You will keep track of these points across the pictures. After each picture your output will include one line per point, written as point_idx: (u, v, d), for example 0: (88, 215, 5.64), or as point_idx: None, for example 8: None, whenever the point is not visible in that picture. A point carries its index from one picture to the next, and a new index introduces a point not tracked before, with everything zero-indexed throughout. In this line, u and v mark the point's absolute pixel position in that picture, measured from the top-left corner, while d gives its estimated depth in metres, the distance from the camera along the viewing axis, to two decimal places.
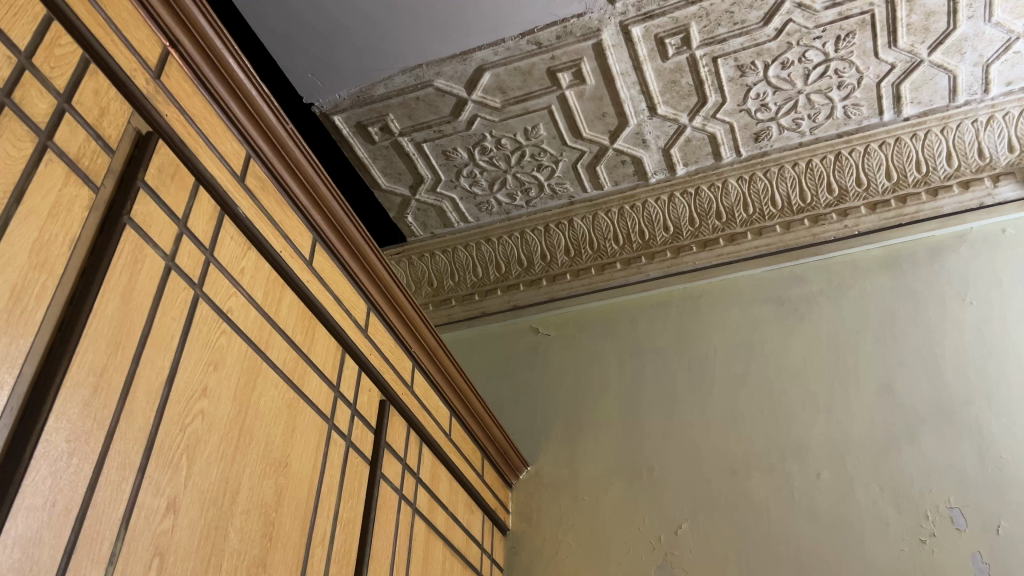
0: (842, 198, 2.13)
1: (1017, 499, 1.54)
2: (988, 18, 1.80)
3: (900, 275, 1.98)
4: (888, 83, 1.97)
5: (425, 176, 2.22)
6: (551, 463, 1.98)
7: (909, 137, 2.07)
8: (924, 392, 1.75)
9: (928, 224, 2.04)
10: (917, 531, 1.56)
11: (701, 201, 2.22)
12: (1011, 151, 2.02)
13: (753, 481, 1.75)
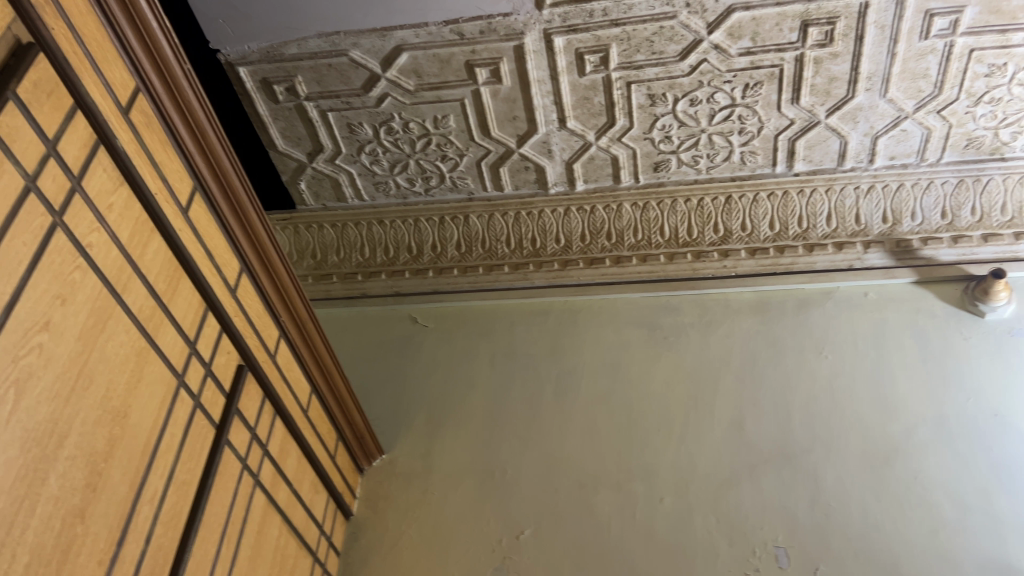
0: (726, 239, 2.19)
1: (837, 546, 1.63)
2: (884, 94, 1.91)
3: (767, 321, 2.07)
4: (785, 137, 2.06)
5: (325, 145, 2.17)
6: (406, 453, 1.96)
7: (796, 193, 2.15)
8: (770, 434, 1.83)
9: (799, 276, 2.12)
10: (743, 565, 1.63)
11: (594, 220, 2.26)
12: (884, 221, 2.12)
13: (599, 496, 1.79)
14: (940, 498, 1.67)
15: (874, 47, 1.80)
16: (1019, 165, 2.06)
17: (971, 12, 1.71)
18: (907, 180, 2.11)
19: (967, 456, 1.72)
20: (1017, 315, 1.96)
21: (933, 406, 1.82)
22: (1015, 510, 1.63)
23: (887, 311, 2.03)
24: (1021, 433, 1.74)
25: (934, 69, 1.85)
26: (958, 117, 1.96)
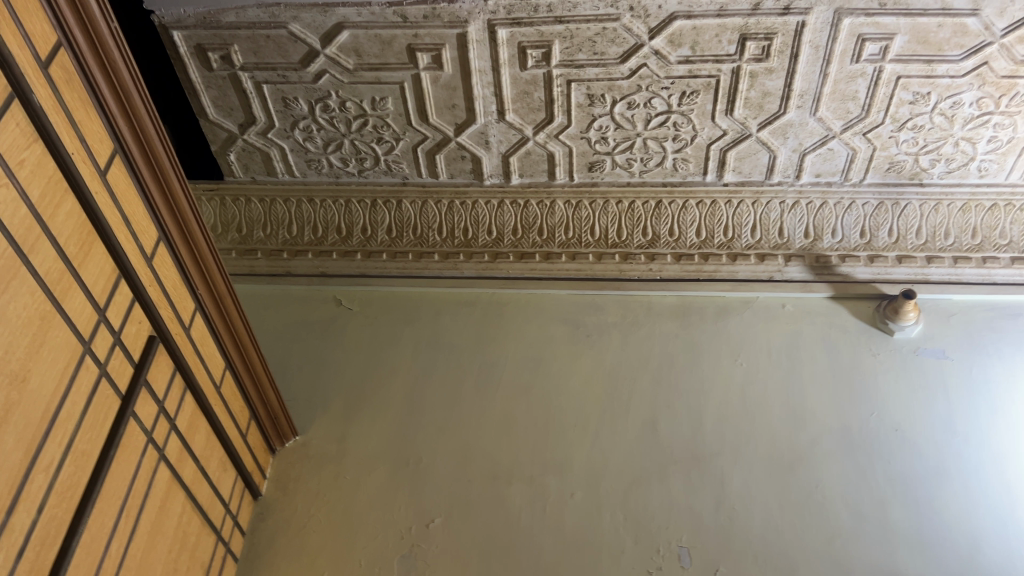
0: (653, 242, 2.22)
1: (737, 548, 1.67)
2: (814, 112, 1.97)
3: (687, 326, 2.11)
4: (717, 148, 2.10)
5: (258, 118, 2.12)
6: (321, 436, 1.94)
7: (723, 203, 2.20)
8: (682, 437, 1.87)
9: (721, 284, 2.17)
10: (647, 562, 1.66)
11: (526, 214, 2.26)
12: (806, 236, 2.18)
13: (511, 489, 1.80)
14: (838, 507, 1.73)
15: (807, 66, 1.85)
16: (935, 191, 2.15)
17: (900, 40, 1.77)
18: (830, 198, 2.18)
19: (866, 467, 1.79)
20: (923, 335, 2.04)
21: (838, 418, 1.88)
22: (907, 522, 1.69)
23: (802, 323, 2.09)
24: (918, 448, 1.82)
25: (862, 92, 1.91)
26: (882, 140, 2.03)
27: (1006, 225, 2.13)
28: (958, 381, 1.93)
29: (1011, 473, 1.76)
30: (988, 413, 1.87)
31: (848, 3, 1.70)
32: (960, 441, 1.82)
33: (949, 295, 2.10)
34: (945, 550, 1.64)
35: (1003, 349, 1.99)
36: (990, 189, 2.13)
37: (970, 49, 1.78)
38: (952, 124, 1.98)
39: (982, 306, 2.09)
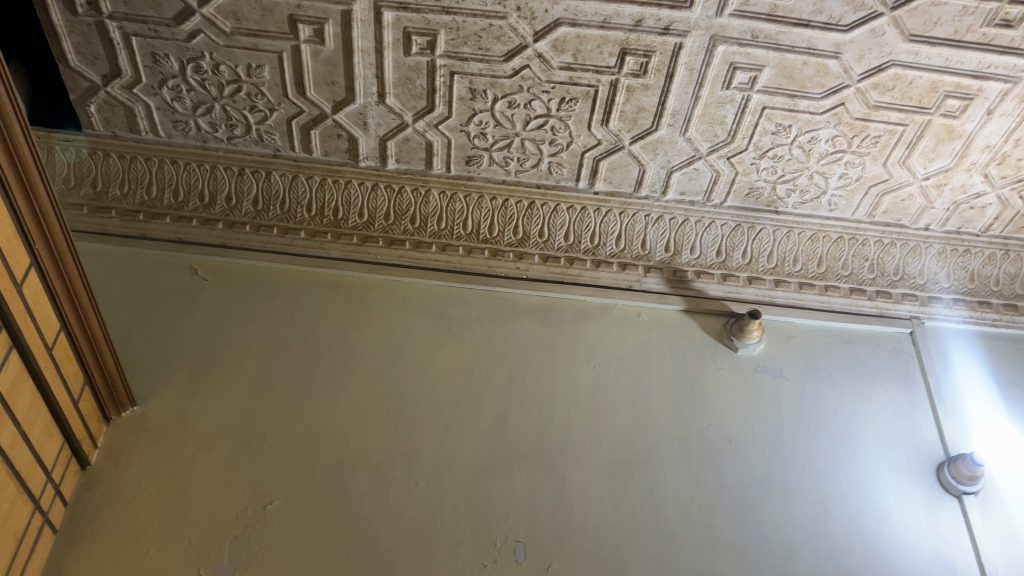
0: (523, 242, 2.26)
1: (571, 545, 1.72)
2: (684, 131, 2.04)
3: (546, 326, 2.15)
4: (590, 156, 2.14)
5: (124, 71, 2.00)
6: (162, 407, 1.87)
7: (592, 210, 2.25)
8: (530, 434, 1.91)
9: (582, 288, 2.23)
10: (482, 555, 1.69)
11: (399, 200, 2.24)
12: (666, 250, 2.27)
13: (354, 475, 1.79)
14: (669, 511, 1.80)
15: (681, 87, 1.92)
16: (789, 219, 2.27)
17: (768, 72, 1.86)
18: (692, 216, 2.27)
19: (699, 474, 1.87)
20: (765, 354, 2.15)
21: (679, 426, 1.96)
22: (732, 529, 1.79)
23: (655, 333, 2.16)
24: (748, 459, 1.92)
25: (730, 118, 1.99)
26: (744, 166, 2.13)
27: (848, 258, 2.29)
28: (790, 400, 2.05)
29: (828, 488, 1.89)
30: (814, 431, 2.00)
31: (724, 31, 1.77)
32: (785, 456, 1.94)
33: (792, 318, 2.23)
34: (762, 557, 1.75)
35: (834, 373, 2.13)
36: (837, 223, 2.28)
37: (830, 89, 1.89)
38: (809, 157, 2.09)
39: (820, 331, 2.23)
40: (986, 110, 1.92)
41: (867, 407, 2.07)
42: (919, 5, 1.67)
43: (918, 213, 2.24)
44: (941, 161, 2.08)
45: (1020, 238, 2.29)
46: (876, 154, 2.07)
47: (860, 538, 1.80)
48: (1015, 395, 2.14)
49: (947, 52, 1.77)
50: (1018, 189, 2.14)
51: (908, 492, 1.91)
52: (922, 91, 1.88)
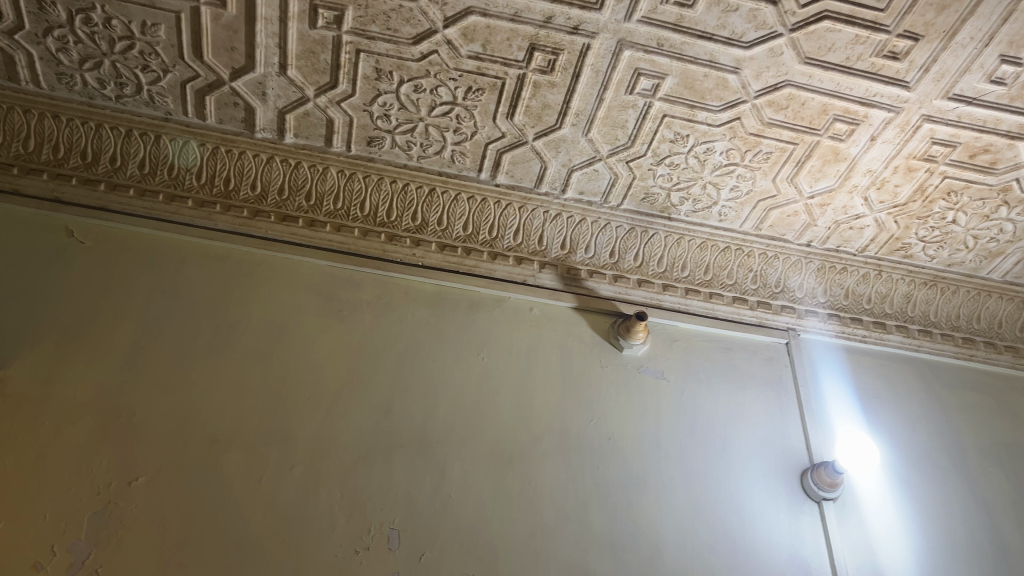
0: (420, 228, 2.24)
1: (445, 534, 1.72)
2: (586, 132, 2.06)
3: (437, 314, 2.13)
4: (494, 148, 2.14)
5: (5, 15, 1.85)
6: (24, 374, 1.76)
7: (493, 202, 2.25)
8: (413, 422, 1.89)
9: (477, 279, 2.22)
10: (354, 542, 1.67)
11: (295, 175, 2.18)
12: (562, 247, 2.30)
13: (228, 455, 1.74)
14: (545, 505, 1.82)
15: (586, 88, 1.94)
16: (681, 226, 2.34)
17: (671, 81, 1.90)
18: (589, 216, 2.30)
19: (578, 469, 1.90)
20: (649, 355, 2.20)
21: (561, 422, 1.99)
22: (605, 525, 1.82)
23: (545, 329, 2.18)
24: (625, 457, 1.96)
25: (631, 123, 2.03)
26: (641, 171, 2.17)
27: (734, 267, 2.38)
28: (670, 401, 2.11)
29: (699, 489, 1.95)
30: (690, 433, 2.06)
31: (631, 37, 1.80)
32: (661, 456, 1.99)
33: (677, 321, 2.29)
34: (631, 554, 1.79)
35: (713, 378, 2.20)
36: (726, 233, 2.36)
37: (728, 102, 1.95)
38: (703, 167, 2.15)
39: (703, 336, 2.29)
40: (870, 136, 2.02)
41: (741, 413, 2.14)
42: (816, 30, 1.74)
43: (802, 229, 2.34)
44: (826, 181, 2.17)
45: (892, 260, 2.43)
46: (767, 169, 2.14)
47: (725, 539, 1.87)
48: (875, 408, 2.26)
49: (838, 77, 1.85)
50: (893, 214, 2.26)
51: (773, 497, 1.99)
52: (813, 112, 1.96)
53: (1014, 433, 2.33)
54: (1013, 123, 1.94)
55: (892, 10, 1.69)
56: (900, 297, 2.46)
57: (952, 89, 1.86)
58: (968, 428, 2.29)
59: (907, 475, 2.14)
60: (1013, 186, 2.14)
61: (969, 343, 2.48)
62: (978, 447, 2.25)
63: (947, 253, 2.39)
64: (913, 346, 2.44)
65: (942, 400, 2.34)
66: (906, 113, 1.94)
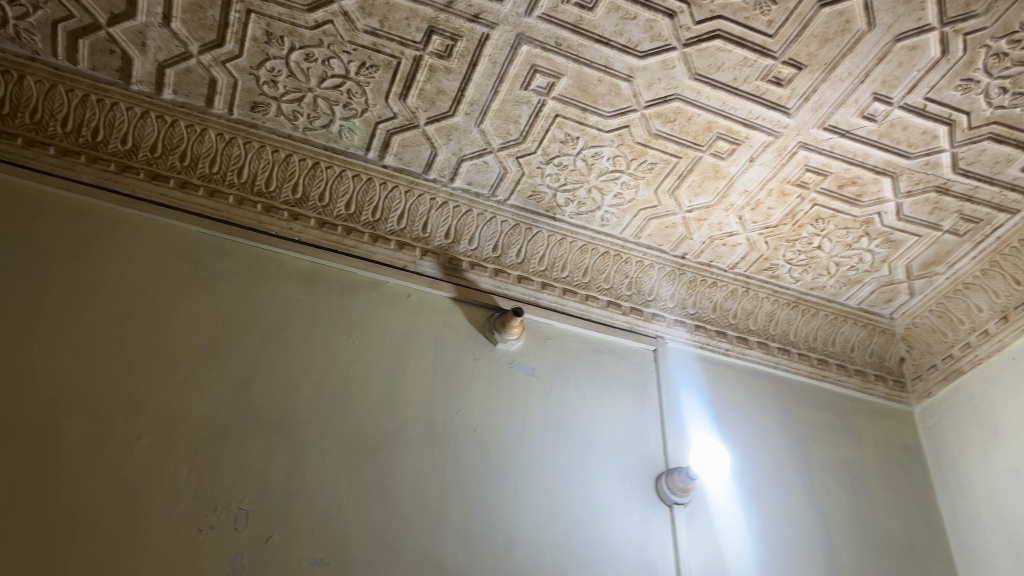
0: (300, 202, 2.17)
1: (296, 518, 1.68)
2: (478, 122, 2.05)
3: (311, 292, 2.06)
4: (383, 128, 2.09)
5: None
6: None
7: (379, 183, 2.20)
8: (273, 400, 1.83)
9: (355, 261, 2.16)
10: (198, 520, 1.60)
11: (171, 134, 2.06)
12: (445, 236, 2.28)
13: (69, 420, 1.64)
14: (403, 494, 1.80)
15: (482, 78, 1.93)
16: (564, 227, 2.35)
17: (565, 81, 1.91)
18: (475, 208, 2.28)
19: (439, 460, 1.89)
20: (522, 350, 2.21)
21: (427, 411, 1.96)
22: (461, 518, 1.82)
23: (420, 316, 2.15)
24: (489, 451, 1.96)
25: (524, 119, 2.03)
26: (530, 167, 2.17)
27: (611, 273, 2.42)
28: (538, 399, 2.12)
29: (558, 488, 1.97)
30: (554, 432, 2.07)
31: (530, 32, 1.79)
32: (524, 453, 2.00)
33: (552, 320, 2.31)
34: (483, 548, 1.79)
35: (581, 379, 2.23)
36: (606, 237, 2.39)
37: (618, 109, 1.97)
38: (590, 171, 2.18)
39: (576, 337, 2.32)
40: (749, 158, 2.09)
41: (605, 415, 2.18)
42: (708, 47, 1.79)
43: (678, 241, 2.39)
44: (705, 198, 2.23)
45: (760, 279, 2.52)
46: (650, 179, 2.19)
47: (578, 537, 1.90)
48: (731, 420, 2.35)
49: (725, 96, 1.91)
50: (764, 234, 2.35)
51: (629, 499, 2.04)
52: (698, 128, 2.01)
53: (856, 452, 2.47)
54: (879, 158, 2.06)
55: (780, 37, 1.77)
56: (764, 315, 2.57)
57: (828, 120, 1.96)
58: (815, 445, 2.42)
59: (756, 486, 2.23)
60: (875, 219, 2.27)
61: (823, 364, 2.63)
62: (822, 464, 2.38)
63: (811, 277, 2.51)
64: (772, 363, 2.56)
65: (795, 417, 2.46)
66: (785, 139, 2.02)
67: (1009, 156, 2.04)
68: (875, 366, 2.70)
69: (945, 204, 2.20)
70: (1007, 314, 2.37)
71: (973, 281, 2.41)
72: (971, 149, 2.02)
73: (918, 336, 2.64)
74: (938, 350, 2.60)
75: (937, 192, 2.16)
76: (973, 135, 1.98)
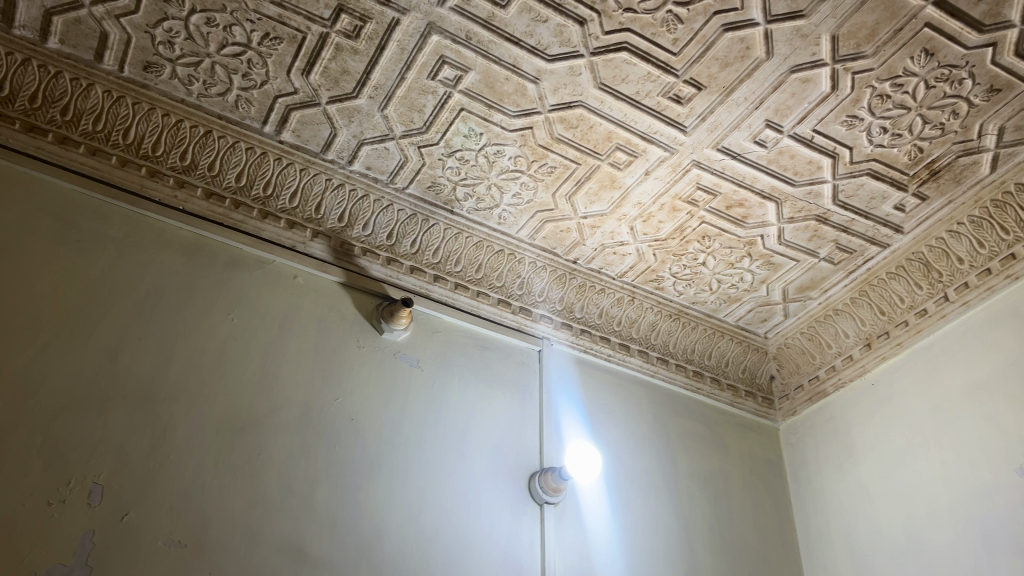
0: (188, 170, 2.09)
1: (155, 496, 1.61)
2: (382, 107, 2.02)
3: (191, 264, 1.99)
4: (283, 102, 2.02)
5: None
6: None
7: (273, 158, 2.14)
8: (141, 372, 1.76)
9: (241, 236, 2.10)
10: (48, 492, 1.53)
11: (53, 86, 1.94)
12: (339, 220, 2.24)
13: None
14: (271, 478, 1.76)
15: (388, 63, 1.90)
16: (461, 221, 2.34)
17: (473, 76, 1.91)
18: (372, 194, 2.24)
19: (312, 446, 1.85)
20: (408, 341, 2.19)
21: (303, 395, 1.93)
22: (329, 505, 1.79)
23: (305, 299, 2.11)
24: (364, 439, 1.94)
25: (428, 109, 2.01)
26: (432, 159, 2.16)
27: (504, 271, 2.43)
28: (419, 390, 2.11)
29: (431, 480, 1.97)
30: (432, 425, 2.07)
31: (442, 22, 1.78)
32: (400, 443, 1.98)
33: (440, 313, 2.30)
34: (349, 537, 1.77)
35: (464, 374, 2.23)
36: (502, 236, 2.39)
37: (523, 109, 1.98)
38: (491, 168, 2.18)
39: (462, 332, 2.32)
40: (645, 171, 2.14)
41: (484, 411, 2.19)
42: (614, 58, 1.83)
43: (571, 246, 2.42)
44: (600, 206, 2.27)
45: (645, 289, 2.58)
46: (548, 183, 2.21)
47: (446, 531, 1.90)
48: (607, 425, 2.40)
49: (626, 108, 1.95)
50: (653, 247, 2.40)
51: (500, 496, 2.05)
52: (599, 137, 2.04)
53: (722, 463, 2.56)
54: (767, 183, 2.15)
55: (683, 56, 1.82)
56: (647, 325, 2.63)
57: (722, 141, 2.02)
58: (684, 454, 2.50)
59: (625, 490, 2.28)
60: (757, 241, 2.36)
61: (698, 376, 2.73)
62: (690, 472, 2.46)
63: (693, 292, 2.59)
64: (650, 371, 2.63)
65: (668, 426, 2.54)
66: (679, 156, 2.08)
67: (884, 193, 2.16)
68: (746, 382, 2.81)
69: (823, 233, 2.31)
70: (871, 342, 2.51)
71: (843, 308, 2.54)
72: (850, 183, 2.13)
73: (788, 356, 2.76)
74: (805, 371, 2.73)
75: (817, 221, 2.27)
76: (854, 169, 2.09)
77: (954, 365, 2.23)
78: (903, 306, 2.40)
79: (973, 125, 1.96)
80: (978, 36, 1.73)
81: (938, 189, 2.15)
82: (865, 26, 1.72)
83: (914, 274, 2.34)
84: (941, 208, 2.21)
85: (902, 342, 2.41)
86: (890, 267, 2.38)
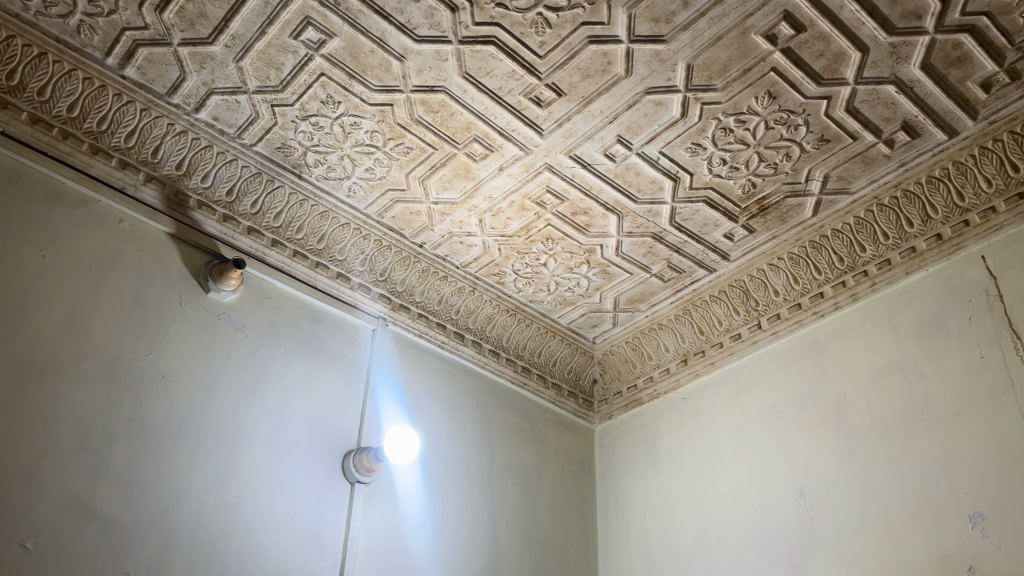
0: (13, 91, 1.92)
1: None
2: (237, 59, 1.93)
3: (5, 192, 1.84)
4: (131, 36, 1.90)
5: None
6: None
7: (112, 93, 2.00)
8: None
9: (66, 169, 1.96)
10: None
11: None
12: (176, 167, 2.13)
13: None
14: (65, 429, 1.66)
15: (250, 15, 1.82)
16: (307, 188, 2.28)
17: (337, 42, 1.86)
18: (216, 145, 2.15)
19: (115, 400, 1.76)
20: (235, 304, 2.12)
21: (113, 346, 1.83)
22: (126, 463, 1.71)
23: (128, 246, 1.99)
24: (174, 399, 1.86)
25: (286, 69, 1.95)
26: (285, 119, 2.09)
27: (346, 244, 2.39)
28: (240, 354, 2.05)
29: (240, 448, 1.92)
30: (249, 392, 2.01)
31: None
32: (212, 406, 1.92)
33: (274, 280, 2.24)
34: (143, 499, 1.70)
35: (290, 343, 2.18)
36: (349, 209, 2.35)
37: (385, 85, 1.96)
38: (345, 140, 2.14)
39: (294, 300, 2.28)
40: (499, 166, 2.16)
41: (306, 384, 2.15)
42: (481, 50, 1.84)
43: (418, 229, 2.42)
44: (451, 194, 2.28)
45: (486, 282, 2.61)
46: (402, 163, 2.19)
47: (249, 501, 1.86)
48: (430, 410, 2.42)
49: (487, 101, 1.97)
50: (498, 241, 2.44)
51: (311, 470, 2.03)
52: (458, 125, 2.05)
53: (537, 458, 2.64)
54: (611, 196, 2.22)
55: (547, 60, 1.85)
56: (483, 317, 2.67)
57: (574, 149, 2.08)
58: (502, 446, 2.55)
59: (439, 476, 2.31)
60: (596, 249, 2.44)
61: (525, 372, 2.79)
62: (505, 464, 2.51)
63: (531, 290, 2.64)
64: (479, 362, 2.67)
65: (490, 417, 2.59)
66: (533, 157, 2.12)
67: (716, 222, 2.29)
68: (570, 383, 2.90)
69: (658, 250, 2.42)
70: (687, 358, 2.65)
71: (666, 323, 2.67)
72: (687, 207, 2.24)
73: (612, 363, 2.87)
74: (625, 379, 2.85)
75: (653, 239, 2.37)
76: (693, 195, 2.20)
77: (758, 389, 2.39)
78: (720, 328, 2.55)
79: (802, 169, 2.10)
80: (816, 87, 1.86)
81: (766, 224, 2.29)
82: (718, 61, 1.82)
83: (734, 300, 2.49)
84: (766, 242, 2.36)
85: (715, 361, 2.56)
86: (713, 290, 2.52)
